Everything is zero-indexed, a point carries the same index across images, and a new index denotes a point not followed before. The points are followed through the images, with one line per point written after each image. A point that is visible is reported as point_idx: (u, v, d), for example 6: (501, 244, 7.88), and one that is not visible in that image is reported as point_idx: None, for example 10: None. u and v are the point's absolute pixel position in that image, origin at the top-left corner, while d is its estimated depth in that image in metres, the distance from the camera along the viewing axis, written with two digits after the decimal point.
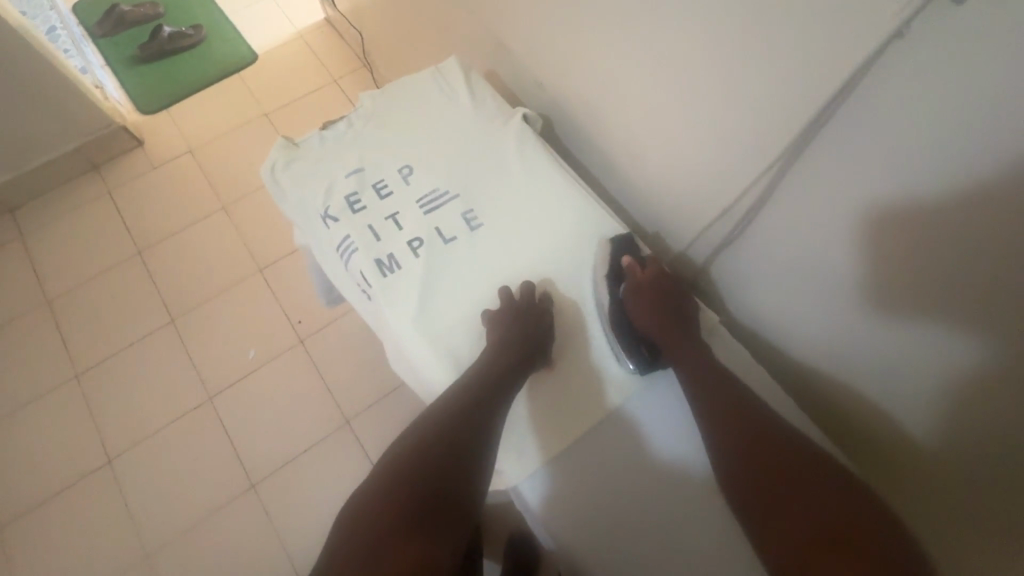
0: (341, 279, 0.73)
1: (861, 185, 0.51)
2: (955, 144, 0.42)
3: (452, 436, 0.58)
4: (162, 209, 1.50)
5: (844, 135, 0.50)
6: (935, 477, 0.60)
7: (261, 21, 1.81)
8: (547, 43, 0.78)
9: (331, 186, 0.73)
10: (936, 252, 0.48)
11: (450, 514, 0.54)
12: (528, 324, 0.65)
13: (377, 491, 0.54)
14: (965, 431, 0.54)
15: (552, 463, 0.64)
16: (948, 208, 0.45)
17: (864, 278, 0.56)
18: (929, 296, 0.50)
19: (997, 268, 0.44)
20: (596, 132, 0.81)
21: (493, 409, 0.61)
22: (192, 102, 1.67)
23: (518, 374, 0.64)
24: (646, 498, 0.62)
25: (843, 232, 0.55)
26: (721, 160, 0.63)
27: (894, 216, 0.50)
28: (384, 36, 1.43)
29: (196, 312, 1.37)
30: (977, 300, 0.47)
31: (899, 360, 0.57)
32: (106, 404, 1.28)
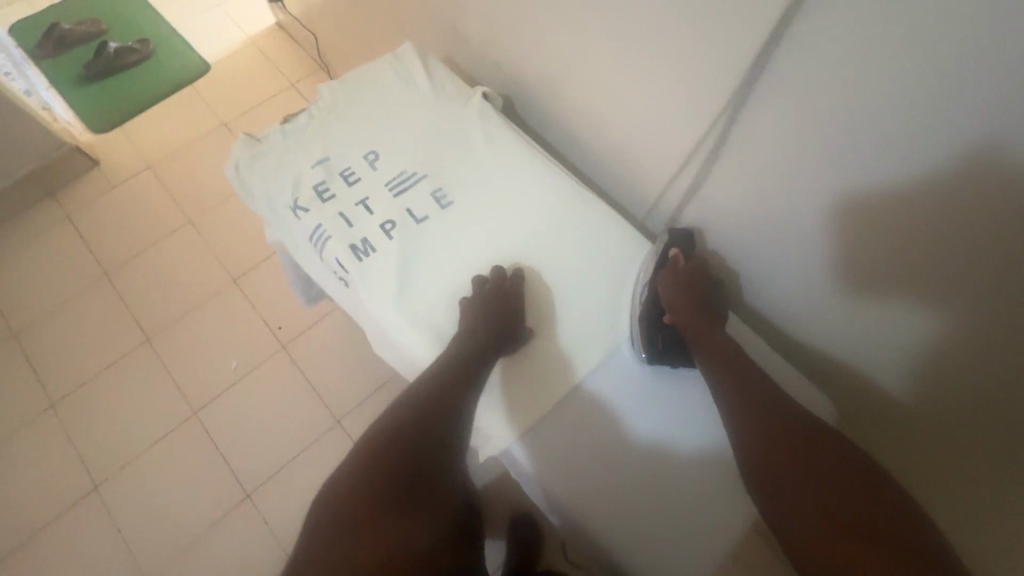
0: (316, 270, 0.73)
1: (805, 123, 0.53)
2: (883, 71, 0.45)
3: (429, 420, 0.60)
4: (124, 228, 1.47)
5: (784, 79, 0.52)
6: (897, 396, 0.63)
7: (210, 31, 1.77)
8: (499, 21, 0.79)
9: (295, 178, 0.72)
10: (878, 175, 0.50)
11: (426, 496, 0.56)
12: (499, 308, 0.66)
13: (357, 472, 0.55)
14: (954, 385, 0.56)
15: (542, 433, 0.65)
16: (890, 133, 0.47)
17: (819, 212, 0.57)
18: (879, 222, 0.53)
19: (939, 186, 0.46)
20: (550, 106, 0.82)
21: (469, 391, 0.63)
22: (146, 117, 1.63)
23: (490, 357, 0.65)
24: (639, 456, 0.65)
25: (792, 172, 0.57)
26: (671, 117, 0.65)
27: (835, 150, 0.52)
28: (337, 34, 1.42)
29: (172, 330, 1.34)
30: (949, 237, 0.48)
31: (888, 321, 0.58)
32: (87, 428, 1.25)
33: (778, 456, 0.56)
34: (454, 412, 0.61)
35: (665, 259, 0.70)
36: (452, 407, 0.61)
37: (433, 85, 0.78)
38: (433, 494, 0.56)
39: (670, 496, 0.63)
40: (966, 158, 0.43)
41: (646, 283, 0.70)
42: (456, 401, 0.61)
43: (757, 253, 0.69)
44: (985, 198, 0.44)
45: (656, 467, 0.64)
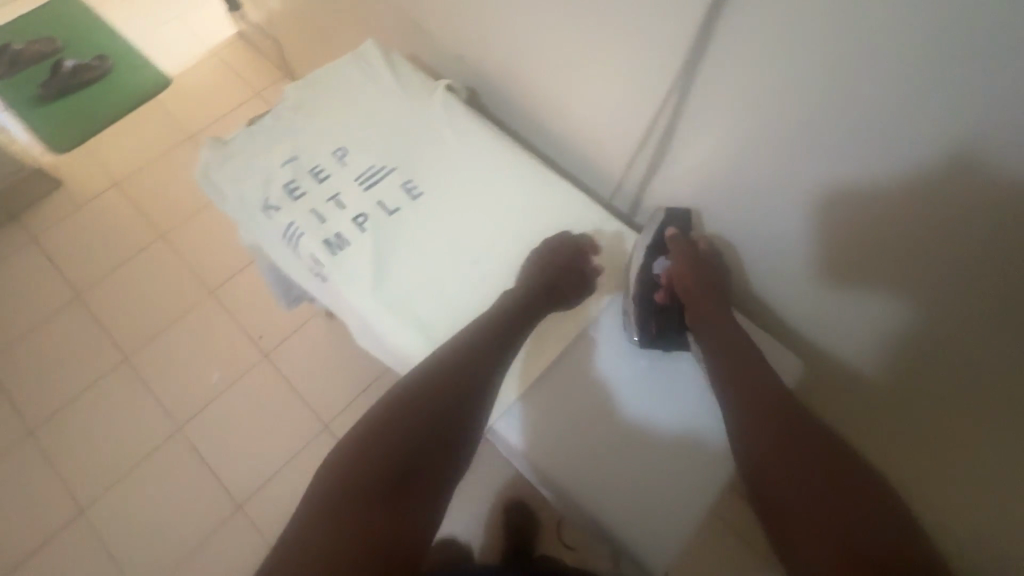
0: (292, 268, 0.74)
1: (752, 90, 0.55)
2: (815, 32, 0.47)
3: (457, 385, 0.60)
4: (93, 247, 1.44)
5: (727, 48, 0.54)
6: (865, 350, 0.66)
7: (169, 44, 1.75)
8: (458, 13, 0.80)
9: (266, 178, 0.73)
10: (822, 135, 0.53)
11: (439, 461, 0.56)
12: (557, 270, 0.70)
13: (385, 420, 0.57)
14: (932, 345, 0.57)
15: (539, 414, 0.68)
16: (830, 90, 0.49)
17: (775, 177, 0.60)
18: (830, 180, 0.55)
19: (878, 137, 0.49)
20: (514, 94, 0.83)
21: (502, 359, 0.64)
22: (109, 134, 1.60)
23: (535, 315, 0.68)
24: (629, 434, 0.67)
25: (746, 139, 0.59)
26: (628, 95, 0.67)
27: (782, 115, 0.54)
28: (300, 40, 1.42)
29: (150, 346, 1.32)
30: (897, 191, 0.50)
31: (862, 284, 0.60)
32: (68, 452, 1.22)
33: (768, 445, 0.57)
34: (482, 381, 0.61)
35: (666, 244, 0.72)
36: (483, 374, 0.62)
37: (397, 80, 0.79)
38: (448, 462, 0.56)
39: (655, 459, 0.66)
40: (899, 108, 0.46)
41: (641, 264, 0.72)
42: (488, 368, 0.62)
43: (726, 223, 0.70)
44: (922, 141, 0.46)
45: (644, 444, 0.67)
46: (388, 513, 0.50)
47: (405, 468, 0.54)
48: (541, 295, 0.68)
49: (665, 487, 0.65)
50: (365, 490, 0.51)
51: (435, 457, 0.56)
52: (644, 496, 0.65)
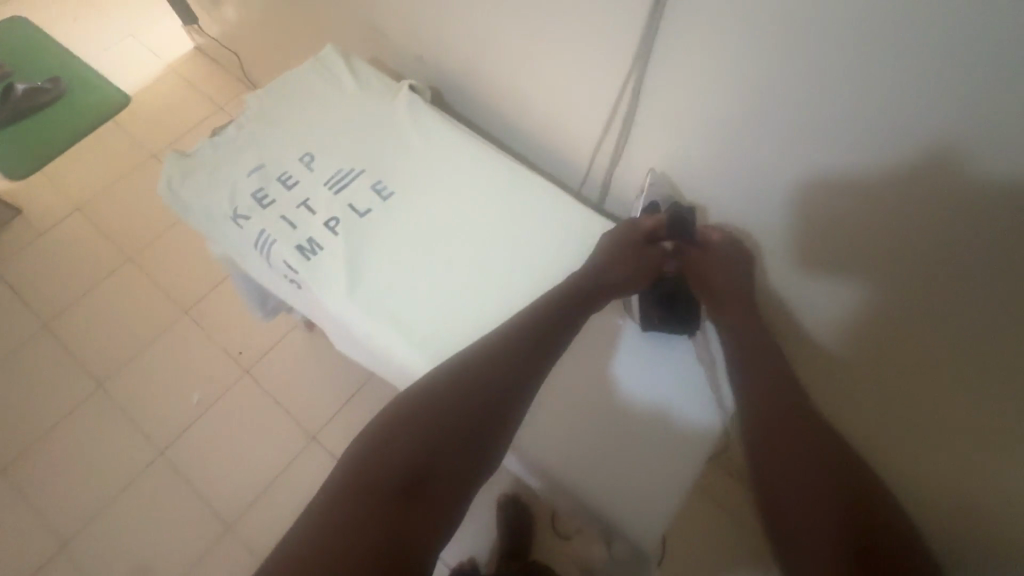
0: (266, 277, 0.73)
1: (707, 70, 0.56)
2: (759, 10, 0.49)
3: (489, 386, 0.57)
4: (58, 274, 1.40)
5: (678, 31, 0.56)
6: (841, 319, 0.67)
7: (125, 62, 1.72)
8: (417, 13, 0.81)
9: (232, 188, 0.72)
10: (775, 110, 0.55)
11: (464, 462, 0.53)
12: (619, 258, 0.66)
13: (410, 411, 0.55)
14: (901, 306, 0.59)
15: (546, 404, 0.72)
16: (778, 64, 0.51)
17: (737, 153, 0.61)
18: (787, 152, 0.57)
19: (830, 107, 0.51)
20: (477, 91, 0.84)
21: (546, 357, 0.61)
22: (67, 158, 1.56)
23: (589, 306, 0.65)
24: (628, 422, 0.70)
25: (706, 119, 0.61)
26: (589, 83, 0.68)
27: (737, 92, 0.56)
28: (260, 51, 1.41)
29: (124, 371, 1.29)
30: (852, 158, 0.53)
31: (831, 251, 0.61)
32: (44, 486, 1.18)
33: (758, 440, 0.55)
34: (522, 381, 0.59)
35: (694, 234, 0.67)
36: (524, 374, 0.59)
37: (360, 82, 0.79)
38: (476, 465, 0.53)
39: (651, 448, 0.69)
40: (844, 73, 0.48)
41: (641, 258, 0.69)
42: (530, 367, 0.60)
43: (697, 203, 0.71)
44: (871, 107, 0.48)
45: (641, 432, 0.69)
46: (406, 506, 0.48)
47: (446, 455, 0.52)
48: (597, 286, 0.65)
49: (658, 475, 0.68)
50: (406, 470, 0.51)
51: (477, 448, 0.54)
52: (637, 482, 0.69)
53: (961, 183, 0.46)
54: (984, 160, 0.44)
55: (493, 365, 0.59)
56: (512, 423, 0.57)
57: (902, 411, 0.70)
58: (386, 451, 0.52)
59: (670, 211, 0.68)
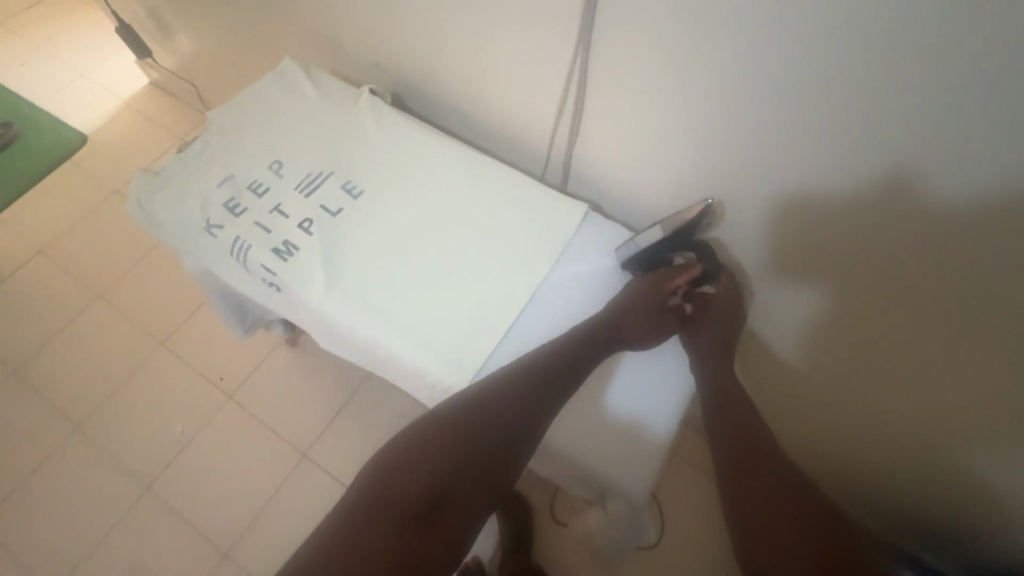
0: (244, 283, 0.74)
1: (646, 46, 0.60)
2: None
3: (497, 422, 0.61)
4: (24, 318, 1.37)
5: (616, 10, 0.59)
6: (807, 270, 0.69)
7: (79, 102, 1.70)
8: (370, 21, 0.84)
9: (203, 200, 0.73)
10: (711, 78, 0.58)
11: (476, 493, 0.59)
12: (644, 315, 0.70)
13: (429, 440, 0.60)
14: (859, 251, 0.61)
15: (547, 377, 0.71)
16: (711, 34, 0.54)
17: (683, 124, 0.65)
18: (727, 117, 0.61)
19: (758, 68, 0.54)
20: (436, 91, 0.88)
21: (559, 396, 0.64)
22: (25, 201, 1.53)
23: (611, 350, 0.69)
24: (619, 396, 0.70)
25: (651, 93, 0.64)
26: (541, 71, 0.72)
27: (675, 65, 0.59)
28: (216, 77, 1.42)
29: (102, 409, 1.26)
30: (785, 115, 0.56)
31: (788, 206, 0.64)
32: (25, 536, 1.14)
33: (725, 471, 0.65)
34: (534, 422, 0.62)
35: (716, 272, 0.73)
36: (535, 415, 0.62)
37: (321, 91, 0.81)
38: (486, 493, 0.59)
39: (642, 422, 0.69)
40: (770, 36, 0.51)
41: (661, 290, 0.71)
42: (541, 407, 0.63)
43: (656, 178, 0.75)
44: (795, 64, 0.52)
45: (630, 406, 0.69)
46: (421, 525, 0.55)
47: (453, 492, 0.58)
48: (615, 338, 0.69)
49: (647, 446, 0.67)
50: (416, 506, 0.56)
51: (482, 485, 0.59)
52: (626, 455, 0.67)
53: (891, 123, 0.50)
54: (902, 103, 0.48)
55: (502, 401, 0.62)
56: (518, 458, 0.61)
57: (878, 362, 0.72)
58: (399, 483, 0.57)
59: (701, 252, 0.73)
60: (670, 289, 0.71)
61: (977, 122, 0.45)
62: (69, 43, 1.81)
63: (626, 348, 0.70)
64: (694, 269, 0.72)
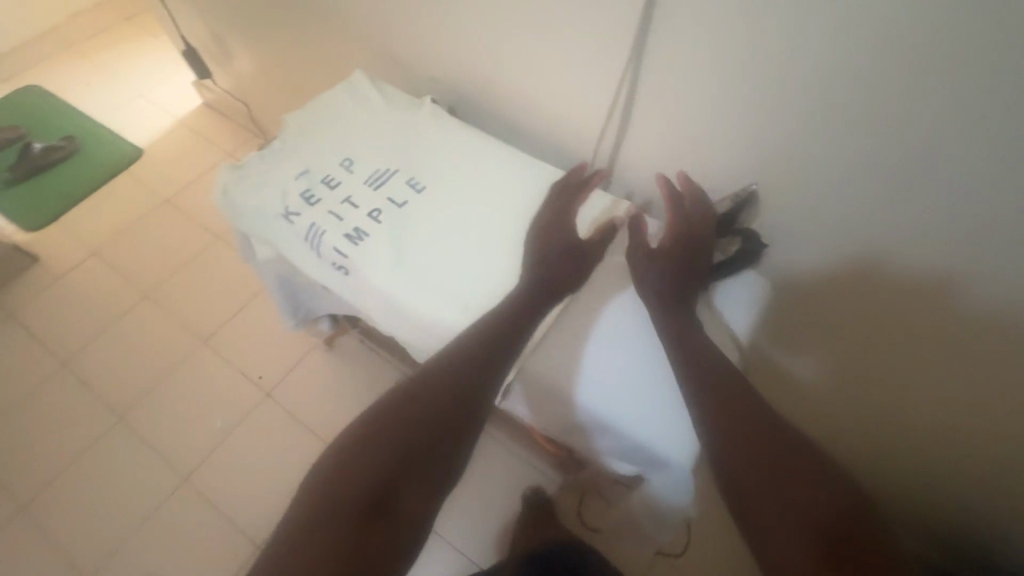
0: (314, 268, 0.80)
1: (692, 68, 0.65)
2: (735, 17, 0.58)
3: (445, 394, 0.57)
4: (73, 315, 1.44)
5: (666, 37, 0.65)
6: (851, 294, 0.70)
7: (134, 119, 1.83)
8: (433, 40, 0.93)
9: (282, 191, 0.80)
10: (753, 101, 0.63)
11: (426, 487, 0.52)
12: (559, 264, 0.72)
13: (367, 430, 0.53)
14: (907, 275, 0.63)
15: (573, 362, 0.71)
16: (752, 51, 0.59)
17: (724, 140, 0.69)
18: (767, 137, 0.65)
19: (802, 92, 0.58)
20: (488, 104, 0.96)
21: (501, 362, 0.63)
22: (82, 209, 1.63)
23: (539, 297, 0.70)
24: (637, 378, 0.70)
25: (697, 110, 0.69)
26: (589, 87, 0.78)
27: (719, 87, 0.65)
28: (272, 98, 1.53)
29: (144, 403, 1.31)
30: (827, 136, 0.60)
31: (835, 225, 0.66)
32: (65, 522, 1.18)
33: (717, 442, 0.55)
34: (475, 400, 0.59)
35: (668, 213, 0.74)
36: (477, 393, 0.59)
37: (386, 101, 0.90)
38: (433, 488, 0.52)
39: (666, 404, 0.68)
40: (815, 64, 0.56)
41: (558, 206, 0.77)
42: (489, 372, 0.61)
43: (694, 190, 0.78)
44: (837, 91, 0.56)
45: (651, 388, 0.69)
46: (364, 528, 0.47)
47: (401, 477, 0.51)
48: (547, 296, 0.70)
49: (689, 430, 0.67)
50: (358, 496, 0.48)
51: (431, 463, 0.53)
52: (662, 436, 0.67)
53: (922, 138, 0.53)
54: (944, 126, 0.51)
55: (448, 374, 0.59)
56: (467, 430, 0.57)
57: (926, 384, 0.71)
58: (337, 479, 0.49)
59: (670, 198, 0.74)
60: (572, 202, 0.77)
61: (1004, 137, 0.49)
62: (131, 66, 1.96)
63: (563, 297, 0.72)
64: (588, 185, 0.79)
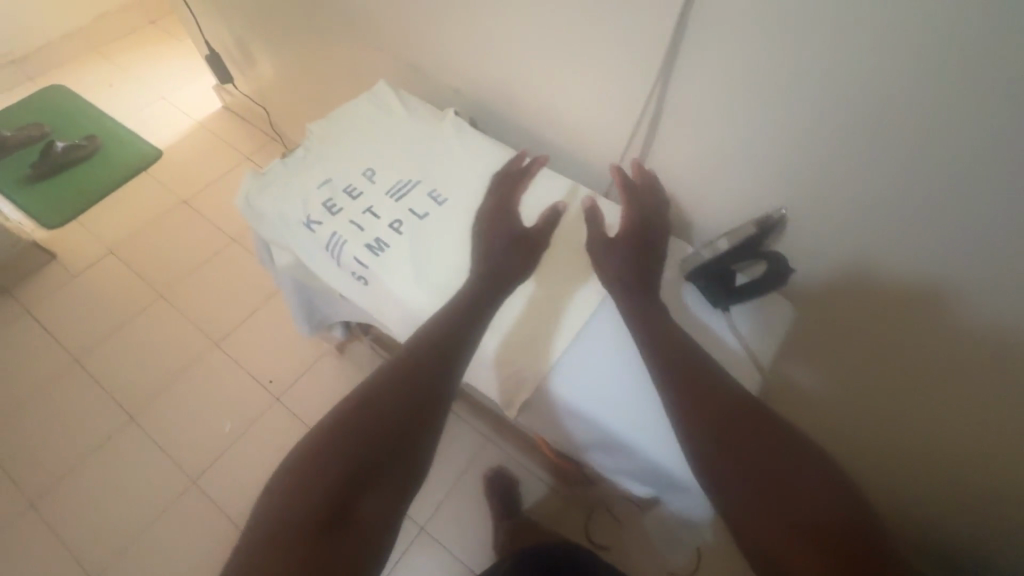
0: (333, 277, 0.80)
1: (720, 94, 0.64)
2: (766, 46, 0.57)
3: (397, 397, 0.56)
4: (88, 312, 1.45)
5: (694, 62, 0.64)
6: (881, 322, 0.67)
7: (155, 120, 1.85)
8: (458, 53, 0.93)
9: (305, 199, 0.81)
10: (781, 131, 0.62)
11: (384, 495, 0.50)
12: (505, 251, 0.74)
13: (330, 446, 0.51)
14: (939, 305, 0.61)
15: (570, 383, 0.70)
16: (783, 80, 0.58)
17: (750, 166, 0.68)
18: (794, 167, 0.63)
19: (832, 127, 0.57)
20: (510, 117, 0.96)
21: (452, 361, 0.63)
22: (101, 207, 1.65)
23: (490, 290, 0.71)
24: (627, 396, 0.68)
25: (724, 134, 0.68)
26: (614, 106, 0.78)
27: (746, 114, 0.63)
28: (292, 103, 1.54)
29: (155, 403, 1.31)
30: (857, 173, 0.58)
31: (865, 255, 0.64)
32: (72, 521, 1.18)
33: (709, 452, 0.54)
34: (436, 406, 0.58)
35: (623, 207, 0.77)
36: (429, 392, 0.58)
37: (410, 111, 0.90)
38: (398, 497, 0.51)
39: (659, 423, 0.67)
40: (846, 99, 0.54)
41: (499, 194, 0.80)
42: (440, 371, 0.61)
43: (718, 210, 0.77)
44: (868, 129, 0.54)
45: (644, 407, 0.68)
46: (324, 544, 0.45)
47: (357, 487, 0.49)
48: (495, 284, 0.71)
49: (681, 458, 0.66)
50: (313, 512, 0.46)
51: (386, 468, 0.51)
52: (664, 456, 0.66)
53: (959, 181, 0.51)
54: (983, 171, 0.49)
55: (397, 377, 0.59)
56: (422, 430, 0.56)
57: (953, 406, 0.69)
58: (291, 497, 0.47)
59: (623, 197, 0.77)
60: (513, 192, 0.80)
61: None
62: (153, 68, 1.99)
63: (516, 285, 0.73)
64: (528, 175, 0.82)
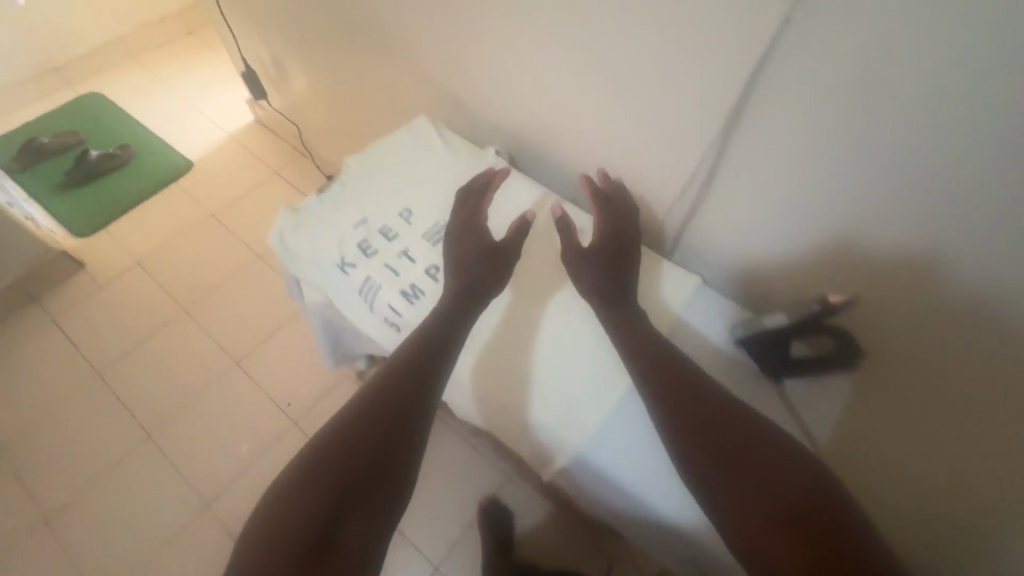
0: (365, 321, 0.77)
1: (789, 160, 0.59)
2: (849, 116, 0.52)
3: (383, 408, 0.54)
4: (113, 324, 1.45)
5: (762, 124, 0.59)
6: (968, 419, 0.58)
7: (188, 132, 1.86)
8: (500, 91, 0.90)
9: (340, 239, 0.78)
10: (864, 202, 0.56)
11: (372, 515, 0.48)
12: (480, 262, 0.70)
13: (309, 468, 0.49)
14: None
15: (595, 448, 0.64)
16: (867, 152, 0.53)
17: (822, 233, 0.62)
18: (875, 240, 0.58)
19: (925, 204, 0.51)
20: (551, 157, 0.92)
21: (435, 366, 0.60)
22: (131, 217, 1.66)
23: (467, 295, 0.67)
24: (650, 460, 0.63)
25: (795, 199, 0.62)
26: (664, 160, 0.73)
27: (820, 181, 0.58)
28: (325, 122, 1.53)
29: (173, 422, 1.30)
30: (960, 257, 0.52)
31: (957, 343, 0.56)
32: (84, 540, 1.16)
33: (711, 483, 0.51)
34: (419, 410, 0.55)
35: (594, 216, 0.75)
36: (414, 400, 0.55)
37: (450, 149, 0.88)
38: (382, 518, 0.48)
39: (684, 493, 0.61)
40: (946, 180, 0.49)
41: (466, 201, 0.78)
42: (424, 379, 0.58)
43: (778, 274, 0.72)
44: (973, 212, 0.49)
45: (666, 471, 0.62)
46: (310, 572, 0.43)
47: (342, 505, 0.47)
48: (473, 293, 0.68)
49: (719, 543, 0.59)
50: (298, 535, 0.44)
51: (373, 484, 0.49)
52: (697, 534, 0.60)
53: None
54: None
55: (382, 387, 0.56)
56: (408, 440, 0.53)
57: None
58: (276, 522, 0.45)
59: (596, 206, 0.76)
60: (480, 199, 0.78)
61: None
62: (189, 80, 2.01)
63: (492, 295, 0.69)
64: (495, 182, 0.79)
